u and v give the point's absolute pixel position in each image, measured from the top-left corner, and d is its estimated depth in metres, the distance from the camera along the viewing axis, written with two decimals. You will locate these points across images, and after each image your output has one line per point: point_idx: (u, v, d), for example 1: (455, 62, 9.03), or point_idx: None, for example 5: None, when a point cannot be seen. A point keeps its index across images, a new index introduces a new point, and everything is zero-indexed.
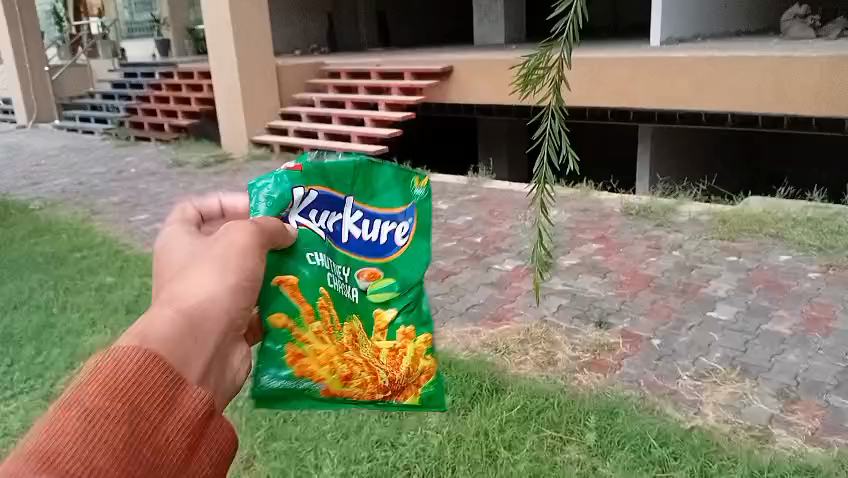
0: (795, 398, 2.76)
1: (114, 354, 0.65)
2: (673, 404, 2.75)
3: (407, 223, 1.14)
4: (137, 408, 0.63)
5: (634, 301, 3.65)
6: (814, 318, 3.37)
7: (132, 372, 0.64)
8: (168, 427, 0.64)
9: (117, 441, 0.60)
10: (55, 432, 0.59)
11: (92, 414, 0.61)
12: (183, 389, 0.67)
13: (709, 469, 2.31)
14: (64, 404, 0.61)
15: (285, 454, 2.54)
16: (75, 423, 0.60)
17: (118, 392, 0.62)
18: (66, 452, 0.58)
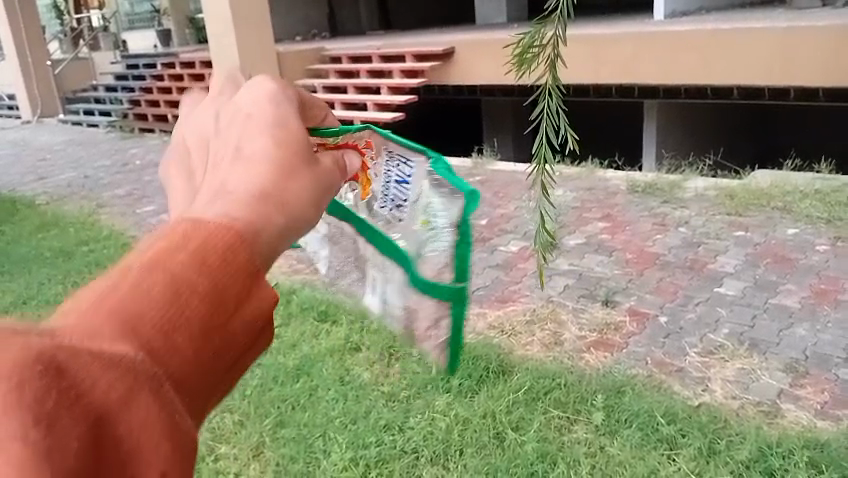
0: (804, 372, 2.74)
1: (215, 217, 0.57)
2: (681, 381, 2.74)
3: None
4: (224, 289, 0.55)
5: (641, 279, 3.63)
6: (822, 291, 3.34)
7: (229, 241, 0.57)
8: (250, 316, 0.57)
9: (197, 324, 0.53)
10: (143, 288, 0.52)
11: (178, 281, 0.53)
12: (264, 279, 0.58)
13: (717, 445, 2.31)
14: (156, 254, 0.54)
15: (294, 440, 2.55)
16: (158, 286, 0.52)
17: (215, 262, 0.55)
18: (144, 317, 0.51)
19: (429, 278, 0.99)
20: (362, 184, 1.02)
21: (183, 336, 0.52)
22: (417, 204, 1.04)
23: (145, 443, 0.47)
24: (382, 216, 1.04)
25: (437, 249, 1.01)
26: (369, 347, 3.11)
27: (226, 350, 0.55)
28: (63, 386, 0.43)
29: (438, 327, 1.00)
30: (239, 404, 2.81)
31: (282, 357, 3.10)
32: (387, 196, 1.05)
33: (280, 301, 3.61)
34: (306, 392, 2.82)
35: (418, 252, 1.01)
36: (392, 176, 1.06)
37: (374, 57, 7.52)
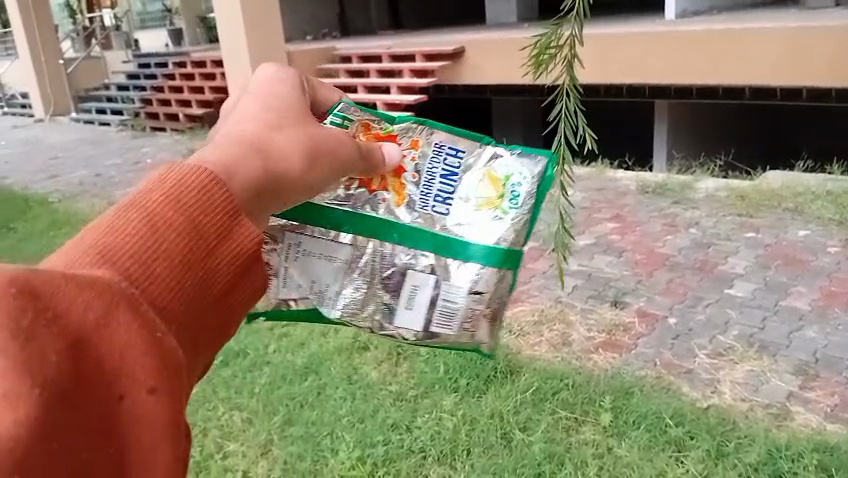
0: (815, 375, 2.73)
1: (187, 168, 0.68)
2: (689, 383, 2.74)
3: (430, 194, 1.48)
4: (198, 227, 0.65)
5: (650, 280, 3.62)
6: (834, 293, 3.32)
7: (199, 187, 0.67)
8: (225, 252, 0.66)
9: (175, 255, 0.63)
10: (118, 230, 0.62)
11: (155, 219, 0.64)
12: (241, 222, 0.69)
13: (725, 448, 2.30)
14: (132, 204, 0.65)
15: (302, 439, 2.56)
16: (137, 224, 0.63)
17: (183, 206, 0.65)
18: (126, 250, 0.62)
19: (494, 246, 1.16)
20: (393, 191, 1.15)
21: (158, 268, 0.62)
22: (481, 186, 1.18)
23: (119, 357, 0.55)
24: (430, 217, 1.16)
25: (510, 216, 1.17)
26: (377, 346, 3.12)
27: (205, 283, 0.65)
28: (39, 304, 0.53)
29: (497, 296, 1.18)
30: (247, 402, 2.82)
31: (291, 355, 3.11)
32: (429, 192, 1.16)
33: None
34: (314, 391, 2.83)
35: (483, 227, 1.16)
36: (439, 171, 1.18)
37: (384, 57, 7.52)
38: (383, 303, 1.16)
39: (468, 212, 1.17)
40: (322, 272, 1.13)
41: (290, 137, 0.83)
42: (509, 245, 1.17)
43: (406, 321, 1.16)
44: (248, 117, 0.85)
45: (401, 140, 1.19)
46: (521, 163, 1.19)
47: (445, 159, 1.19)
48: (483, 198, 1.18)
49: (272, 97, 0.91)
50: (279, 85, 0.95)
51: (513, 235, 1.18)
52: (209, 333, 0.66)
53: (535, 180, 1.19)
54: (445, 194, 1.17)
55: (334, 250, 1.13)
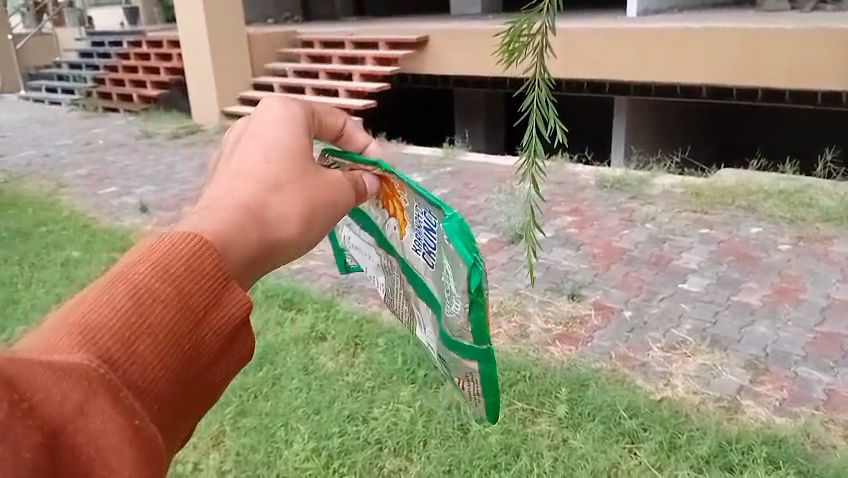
0: (764, 369, 2.79)
1: (176, 242, 0.71)
2: (643, 375, 2.78)
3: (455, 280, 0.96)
4: (182, 299, 0.68)
5: (607, 273, 3.65)
6: (784, 290, 3.40)
7: (189, 258, 0.70)
8: (210, 324, 0.70)
9: (159, 330, 0.66)
10: (102, 304, 0.65)
11: (139, 294, 0.66)
12: (229, 288, 0.72)
13: (678, 440, 2.33)
14: (119, 280, 0.67)
15: (255, 431, 2.51)
16: (123, 302, 0.65)
17: (169, 277, 0.68)
18: (106, 329, 0.64)
19: (453, 337, 1.02)
20: (400, 224, 1.10)
21: (141, 348, 0.64)
22: (436, 260, 0.99)
23: (97, 446, 0.57)
24: (418, 262, 1.07)
25: (452, 309, 0.98)
26: (335, 336, 3.08)
27: (189, 354, 0.68)
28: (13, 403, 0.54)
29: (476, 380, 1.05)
30: None
31: None
32: (421, 238, 1.02)
33: None
34: (270, 380, 2.78)
35: (444, 306, 1.01)
36: (421, 221, 1.02)
37: (348, 43, 7.41)
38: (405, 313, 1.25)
39: (433, 278, 1.02)
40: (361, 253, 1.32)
41: (289, 194, 0.88)
42: (465, 342, 1.00)
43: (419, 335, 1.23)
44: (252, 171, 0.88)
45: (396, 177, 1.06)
46: (448, 254, 0.94)
47: (422, 215, 1.00)
48: (438, 273, 1.00)
49: (267, 140, 0.95)
50: (278, 125, 0.98)
51: (464, 332, 0.98)
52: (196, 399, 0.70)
53: (463, 288, 0.92)
54: (424, 249, 1.02)
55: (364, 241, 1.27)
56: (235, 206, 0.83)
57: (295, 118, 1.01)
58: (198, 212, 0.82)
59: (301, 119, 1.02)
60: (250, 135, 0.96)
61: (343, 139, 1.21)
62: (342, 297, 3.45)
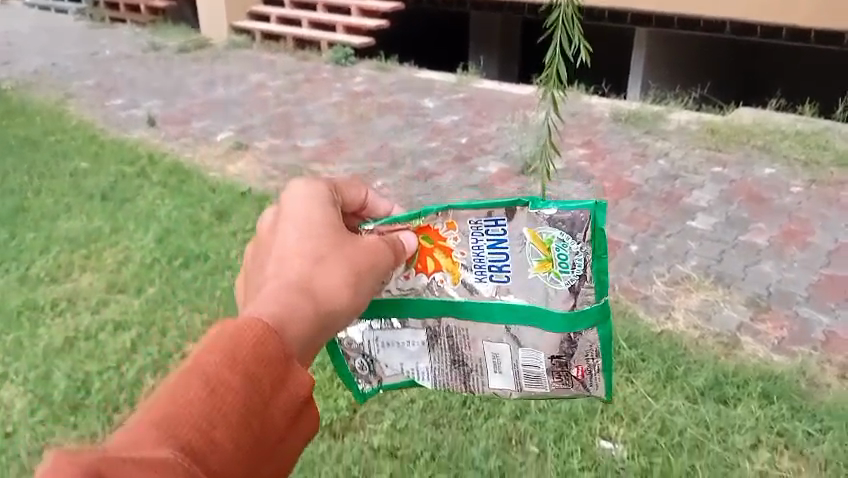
0: (766, 308, 2.82)
1: (244, 335, 0.96)
2: (645, 308, 2.82)
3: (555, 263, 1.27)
4: (249, 390, 0.93)
5: (616, 207, 3.64)
6: (792, 232, 3.39)
7: (255, 350, 0.95)
8: (272, 405, 0.95)
9: (228, 420, 0.90)
10: (189, 394, 0.89)
11: (211, 387, 0.90)
12: (288, 375, 0.98)
13: (675, 371, 2.35)
14: (196, 372, 0.91)
15: None
16: (199, 395, 0.89)
17: (240, 371, 0.92)
18: (185, 421, 0.87)
19: (571, 309, 1.28)
20: (449, 271, 1.32)
21: (218, 432, 0.89)
22: (531, 251, 1.27)
23: None
24: (490, 288, 1.31)
25: (567, 280, 1.27)
26: None
27: (255, 432, 0.93)
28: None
29: (591, 350, 1.31)
30: (208, 303, 2.74)
31: None
32: (492, 264, 1.30)
33: (250, 208, 3.31)
34: None
35: (549, 296, 1.28)
36: (485, 243, 1.30)
37: None
38: (469, 371, 1.37)
39: (529, 280, 1.28)
40: (386, 350, 1.38)
41: (328, 272, 1.14)
42: (581, 306, 1.28)
43: (494, 383, 1.37)
44: (298, 258, 1.14)
45: (435, 221, 1.31)
46: (560, 224, 1.26)
47: (491, 231, 1.30)
48: (538, 261, 1.27)
49: (305, 223, 1.19)
50: (314, 210, 1.23)
51: (585, 291, 1.28)
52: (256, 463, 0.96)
53: (586, 242, 1.26)
54: (501, 264, 1.29)
55: (393, 329, 1.36)
56: (292, 291, 1.09)
57: (325, 197, 1.28)
58: (262, 299, 1.07)
59: (330, 198, 1.29)
60: (292, 219, 1.20)
61: (367, 210, 1.43)
62: None
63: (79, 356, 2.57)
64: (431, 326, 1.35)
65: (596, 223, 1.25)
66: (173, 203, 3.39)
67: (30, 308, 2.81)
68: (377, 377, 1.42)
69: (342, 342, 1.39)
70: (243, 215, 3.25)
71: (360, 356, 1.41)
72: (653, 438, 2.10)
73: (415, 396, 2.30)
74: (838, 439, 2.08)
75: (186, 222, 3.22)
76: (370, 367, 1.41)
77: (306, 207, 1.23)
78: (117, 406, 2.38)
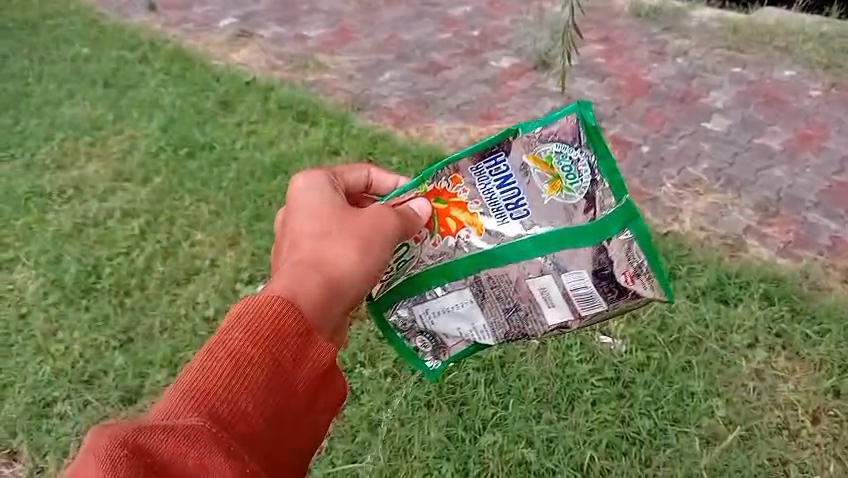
0: (774, 213, 2.80)
1: (260, 306, 0.95)
2: (652, 209, 2.82)
3: (562, 182, 1.15)
4: (271, 358, 0.92)
5: (630, 106, 3.55)
6: (806, 137, 3.30)
7: (272, 319, 0.94)
8: (299, 374, 0.93)
9: (253, 390, 0.90)
10: (208, 370, 0.90)
11: (234, 357, 0.91)
12: (313, 343, 0.96)
13: (677, 271, 2.30)
14: (218, 344, 0.92)
15: (270, 234, 2.55)
16: (223, 365, 0.90)
17: (256, 341, 0.92)
18: (210, 391, 0.88)
19: (593, 220, 1.12)
20: (472, 225, 1.20)
21: (240, 403, 0.89)
22: (537, 175, 1.17)
23: None
24: (514, 228, 1.18)
25: (580, 189, 1.14)
26: (348, 151, 2.87)
27: (282, 403, 0.92)
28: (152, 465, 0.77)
29: (632, 253, 1.13)
30: (214, 195, 2.73)
31: (261, 153, 2.90)
32: (506, 204, 1.19)
33: (255, 97, 3.21)
34: (284, 189, 2.71)
35: (570, 213, 1.14)
36: (494, 184, 1.20)
37: None
38: (525, 315, 1.21)
39: (546, 205, 1.16)
40: (439, 320, 1.24)
41: (337, 241, 1.11)
42: (602, 213, 1.12)
43: (553, 319, 1.20)
44: (311, 233, 1.13)
45: (440, 180, 1.23)
46: (553, 136, 1.16)
47: (495, 171, 1.20)
48: (547, 183, 1.16)
49: (310, 204, 1.18)
50: (320, 191, 1.21)
51: (601, 192, 1.13)
52: (296, 438, 0.95)
53: (586, 145, 1.13)
54: (515, 200, 1.18)
55: (440, 296, 1.22)
56: (308, 266, 1.07)
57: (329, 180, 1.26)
58: (281, 274, 1.06)
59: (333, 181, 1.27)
60: (301, 202, 1.20)
61: (375, 188, 1.39)
62: (356, 113, 3.38)
63: (89, 242, 2.60)
64: (476, 283, 1.20)
65: (588, 122, 1.12)
66: (176, 91, 3.31)
67: (38, 195, 2.82)
68: (443, 351, 1.29)
69: (396, 325, 1.28)
70: (247, 105, 3.17)
71: (419, 335, 1.28)
72: (652, 335, 2.13)
73: None
74: (835, 342, 2.11)
75: (189, 111, 3.15)
76: (434, 341, 1.28)
77: (312, 190, 1.21)
78: (129, 291, 2.43)
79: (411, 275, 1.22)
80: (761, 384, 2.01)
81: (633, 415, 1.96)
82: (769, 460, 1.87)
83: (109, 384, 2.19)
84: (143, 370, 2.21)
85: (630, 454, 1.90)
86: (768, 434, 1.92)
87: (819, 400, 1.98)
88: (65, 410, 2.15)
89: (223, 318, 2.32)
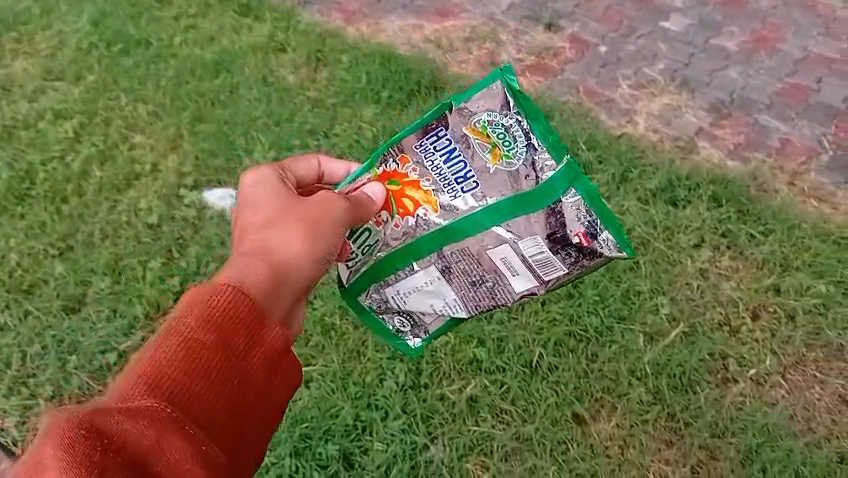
0: (727, 114, 2.76)
1: (210, 293, 0.94)
2: (607, 112, 2.78)
3: (501, 149, 1.14)
4: (226, 345, 0.91)
5: (588, 2, 3.18)
6: (763, 39, 2.97)
7: (222, 307, 0.93)
8: (254, 358, 0.93)
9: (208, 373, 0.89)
10: (161, 358, 0.88)
11: (188, 344, 0.89)
12: (266, 328, 0.95)
13: (629, 175, 2.30)
14: (172, 332, 0.90)
15: (214, 137, 2.44)
16: (176, 351, 0.89)
17: (211, 326, 0.91)
18: (165, 376, 0.86)
19: (538, 183, 1.12)
20: (427, 202, 1.17)
21: (197, 387, 0.88)
22: (478, 146, 1.15)
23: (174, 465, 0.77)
24: (466, 201, 1.15)
25: (519, 154, 1.13)
26: (295, 49, 2.71)
27: (236, 388, 0.90)
28: (116, 441, 0.74)
29: (581, 212, 1.12)
30: (153, 95, 2.58)
31: (201, 50, 2.73)
32: (454, 181, 1.16)
33: None
34: (226, 89, 2.57)
35: (515, 181, 1.13)
36: (440, 159, 1.17)
37: None
38: (493, 286, 1.17)
39: (490, 174, 1.14)
40: (410, 298, 1.19)
41: (284, 232, 1.09)
42: (546, 175, 1.12)
43: (520, 288, 1.16)
44: (258, 227, 1.11)
45: (389, 162, 1.20)
46: (485, 108, 1.16)
47: (439, 146, 1.17)
48: (488, 153, 1.14)
49: (257, 202, 1.14)
50: (266, 186, 1.17)
51: (541, 157, 1.12)
52: (250, 425, 0.93)
53: (516, 110, 1.14)
54: (463, 173, 1.15)
55: (407, 275, 1.18)
56: (257, 258, 1.06)
57: (277, 174, 1.20)
58: (230, 267, 1.04)
59: (281, 175, 1.21)
60: (245, 201, 1.16)
61: (326, 180, 1.32)
62: (304, 8, 3.19)
63: (20, 146, 2.47)
64: (440, 258, 1.16)
65: (511, 85, 1.14)
66: None
67: None
68: (422, 329, 1.22)
69: (371, 305, 1.21)
70: None
71: (395, 315, 1.22)
72: None
73: None
74: (778, 241, 2.14)
75: (122, 4, 2.93)
76: (411, 321, 1.22)
77: (258, 184, 1.16)
78: (66, 197, 2.32)
79: (378, 258, 1.18)
80: (704, 284, 2.07)
81: (581, 314, 2.00)
82: (709, 355, 1.94)
83: (49, 293, 2.12)
84: (86, 278, 2.14)
85: (577, 351, 1.95)
86: (709, 331, 1.99)
87: (760, 297, 2.04)
88: (6, 321, 2.08)
89: (167, 224, 2.24)
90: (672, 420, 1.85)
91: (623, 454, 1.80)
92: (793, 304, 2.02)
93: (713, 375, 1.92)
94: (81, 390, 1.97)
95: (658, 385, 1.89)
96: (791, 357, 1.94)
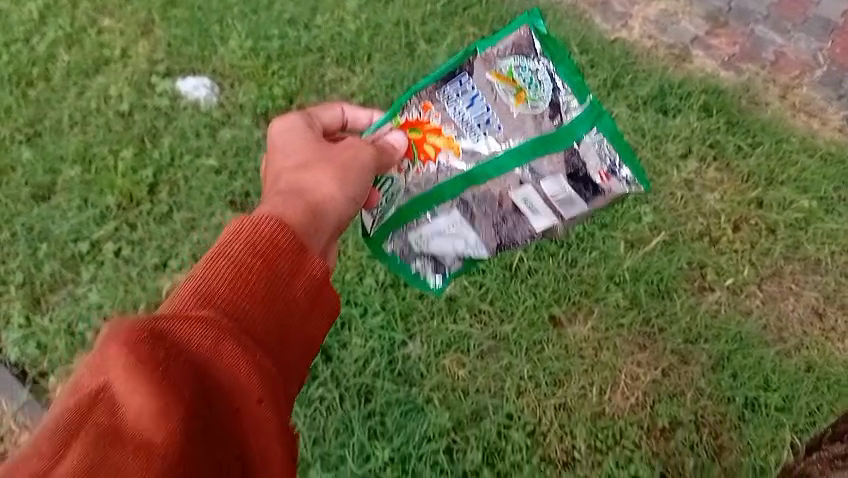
0: (723, 23, 2.61)
1: (252, 221, 0.88)
2: (602, 15, 2.67)
3: (524, 94, 1.13)
4: (273, 267, 0.85)
5: None
6: None
7: (266, 234, 0.88)
8: (300, 281, 0.87)
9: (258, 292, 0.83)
10: (212, 274, 0.83)
11: (236, 263, 0.84)
12: (309, 258, 0.89)
13: (621, 80, 2.23)
14: (220, 253, 0.85)
15: (187, 24, 2.30)
16: (226, 269, 0.83)
17: (258, 249, 0.86)
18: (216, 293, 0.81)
19: (560, 126, 1.11)
20: (448, 148, 1.16)
21: (249, 304, 0.82)
22: (501, 90, 1.14)
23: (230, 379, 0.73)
24: (488, 146, 1.14)
25: (544, 97, 1.12)
26: None
27: (285, 310, 0.85)
28: (170, 348, 0.70)
29: (602, 150, 1.13)
30: None
31: None
32: (476, 126, 1.14)
33: None
34: None
35: (537, 122, 1.12)
36: (461, 106, 1.15)
37: None
38: (513, 226, 1.19)
39: (513, 118, 1.13)
40: (433, 242, 1.21)
41: (316, 174, 1.05)
42: (569, 117, 1.11)
43: (539, 226, 1.19)
44: (291, 169, 1.07)
45: (411, 111, 1.18)
46: (509, 53, 1.14)
47: (460, 92, 1.16)
48: (512, 97, 1.13)
49: (289, 148, 1.11)
50: (296, 132, 1.14)
51: (565, 98, 1.11)
52: (301, 348, 0.86)
53: (541, 53, 1.12)
54: (485, 117, 1.14)
55: (429, 220, 1.19)
56: (293, 194, 1.01)
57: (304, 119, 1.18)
58: (269, 202, 0.99)
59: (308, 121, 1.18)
60: (275, 149, 1.12)
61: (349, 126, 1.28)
62: None
63: None
64: (462, 202, 1.17)
65: (537, 29, 1.12)
66: None
67: None
68: (443, 270, 1.26)
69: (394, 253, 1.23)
70: None
71: (418, 259, 1.25)
72: None
73: (355, 92, 2.18)
74: (765, 155, 2.11)
75: None
76: (432, 263, 1.25)
77: (286, 130, 1.14)
78: (31, 81, 2.21)
79: (400, 207, 1.18)
80: (688, 194, 2.04)
81: None
82: (687, 263, 1.93)
83: (17, 180, 2.05)
84: (55, 166, 2.06)
85: (557, 256, 1.92)
86: (690, 241, 1.97)
87: (743, 210, 2.02)
88: None
89: (139, 112, 2.16)
90: (647, 326, 1.85)
91: (597, 357, 1.81)
92: (775, 218, 2.00)
93: (690, 283, 1.91)
94: (52, 279, 1.92)
95: (636, 291, 1.88)
96: (768, 270, 1.94)
